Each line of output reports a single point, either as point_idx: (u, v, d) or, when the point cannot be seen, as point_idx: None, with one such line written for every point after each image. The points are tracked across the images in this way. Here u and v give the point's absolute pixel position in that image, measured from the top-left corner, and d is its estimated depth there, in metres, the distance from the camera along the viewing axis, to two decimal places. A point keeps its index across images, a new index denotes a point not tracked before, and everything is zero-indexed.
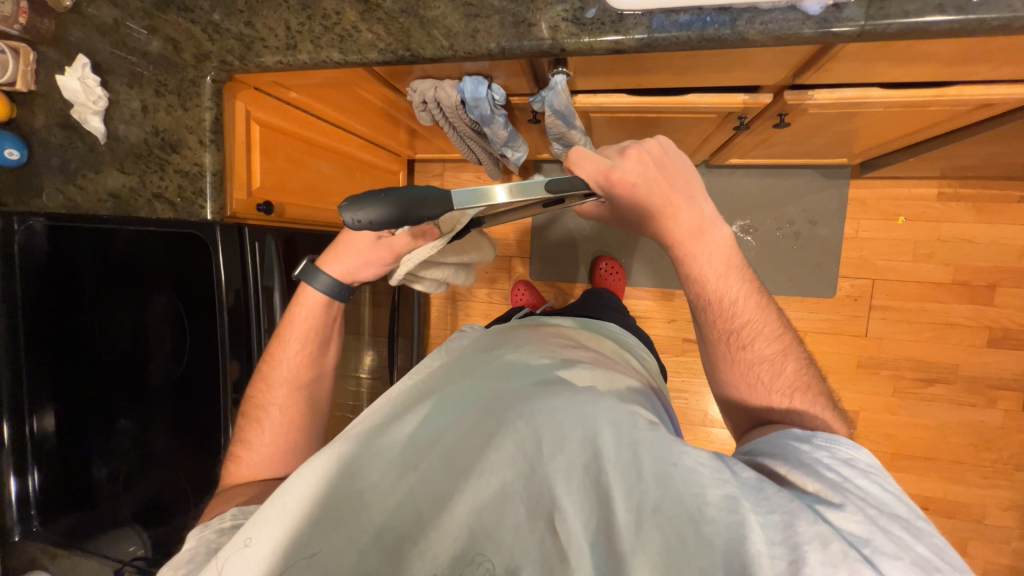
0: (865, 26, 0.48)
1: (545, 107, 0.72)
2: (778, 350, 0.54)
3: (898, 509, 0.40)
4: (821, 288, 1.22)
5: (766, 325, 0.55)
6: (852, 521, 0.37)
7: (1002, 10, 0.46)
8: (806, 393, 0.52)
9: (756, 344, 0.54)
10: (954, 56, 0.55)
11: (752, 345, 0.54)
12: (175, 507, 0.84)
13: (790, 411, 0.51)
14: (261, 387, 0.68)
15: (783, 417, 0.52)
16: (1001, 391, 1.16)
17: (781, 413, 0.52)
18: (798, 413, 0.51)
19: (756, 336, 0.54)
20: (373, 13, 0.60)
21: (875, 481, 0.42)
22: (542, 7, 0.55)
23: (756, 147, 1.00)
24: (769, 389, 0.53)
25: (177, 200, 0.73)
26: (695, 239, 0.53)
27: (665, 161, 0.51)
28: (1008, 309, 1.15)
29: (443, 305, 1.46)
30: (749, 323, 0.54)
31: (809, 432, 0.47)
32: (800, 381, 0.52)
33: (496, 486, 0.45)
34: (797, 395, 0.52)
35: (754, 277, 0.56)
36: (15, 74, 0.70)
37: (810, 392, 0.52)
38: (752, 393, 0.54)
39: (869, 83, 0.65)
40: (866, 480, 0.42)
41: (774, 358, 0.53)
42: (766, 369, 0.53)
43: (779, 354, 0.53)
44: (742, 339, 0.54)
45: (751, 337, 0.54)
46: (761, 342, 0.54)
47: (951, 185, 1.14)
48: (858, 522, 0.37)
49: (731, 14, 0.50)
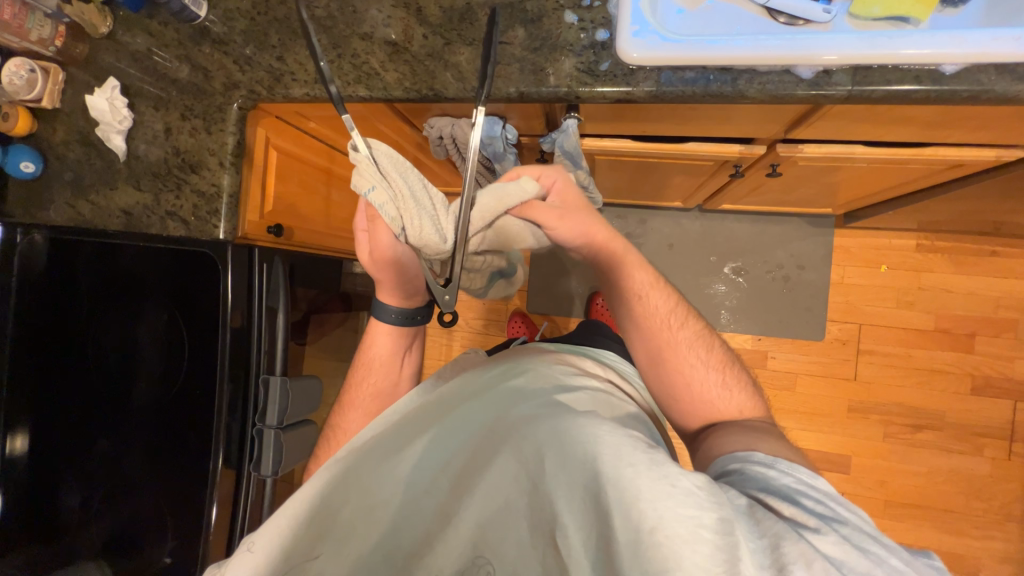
0: (852, 91, 0.54)
1: (555, 149, 0.76)
2: (697, 334, 0.66)
3: (864, 526, 0.42)
4: (810, 330, 1.26)
5: (683, 313, 0.67)
6: (830, 542, 0.39)
7: (972, 84, 0.51)
8: (723, 369, 0.65)
9: (684, 327, 0.66)
10: (928, 121, 0.61)
11: (682, 327, 0.66)
12: (149, 537, 0.77)
13: (723, 382, 0.63)
14: (340, 412, 0.72)
15: (722, 388, 0.63)
16: (987, 439, 1.18)
17: (719, 389, 0.63)
18: (725, 381, 0.64)
19: (679, 324, 0.66)
20: (401, 55, 0.64)
21: (843, 503, 0.44)
22: (558, 59, 0.60)
23: (746, 194, 1.07)
24: (704, 371, 0.64)
25: (191, 219, 0.74)
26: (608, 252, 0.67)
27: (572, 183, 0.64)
28: (988, 357, 1.19)
29: (438, 335, 1.44)
30: (672, 315, 0.66)
31: (770, 457, 0.50)
32: (720, 357, 0.65)
33: (499, 501, 0.48)
34: (719, 370, 0.64)
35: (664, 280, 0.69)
36: (43, 91, 0.73)
37: (727, 365, 0.65)
38: (696, 378, 0.63)
39: (853, 141, 0.71)
40: (832, 502, 0.44)
41: (699, 341, 0.66)
42: (699, 351, 0.65)
43: (699, 334, 0.66)
44: (673, 328, 0.65)
45: (676, 325, 0.65)
46: (683, 328, 0.66)
47: (928, 238, 1.21)
48: (835, 543, 0.39)
49: (732, 74, 0.56)
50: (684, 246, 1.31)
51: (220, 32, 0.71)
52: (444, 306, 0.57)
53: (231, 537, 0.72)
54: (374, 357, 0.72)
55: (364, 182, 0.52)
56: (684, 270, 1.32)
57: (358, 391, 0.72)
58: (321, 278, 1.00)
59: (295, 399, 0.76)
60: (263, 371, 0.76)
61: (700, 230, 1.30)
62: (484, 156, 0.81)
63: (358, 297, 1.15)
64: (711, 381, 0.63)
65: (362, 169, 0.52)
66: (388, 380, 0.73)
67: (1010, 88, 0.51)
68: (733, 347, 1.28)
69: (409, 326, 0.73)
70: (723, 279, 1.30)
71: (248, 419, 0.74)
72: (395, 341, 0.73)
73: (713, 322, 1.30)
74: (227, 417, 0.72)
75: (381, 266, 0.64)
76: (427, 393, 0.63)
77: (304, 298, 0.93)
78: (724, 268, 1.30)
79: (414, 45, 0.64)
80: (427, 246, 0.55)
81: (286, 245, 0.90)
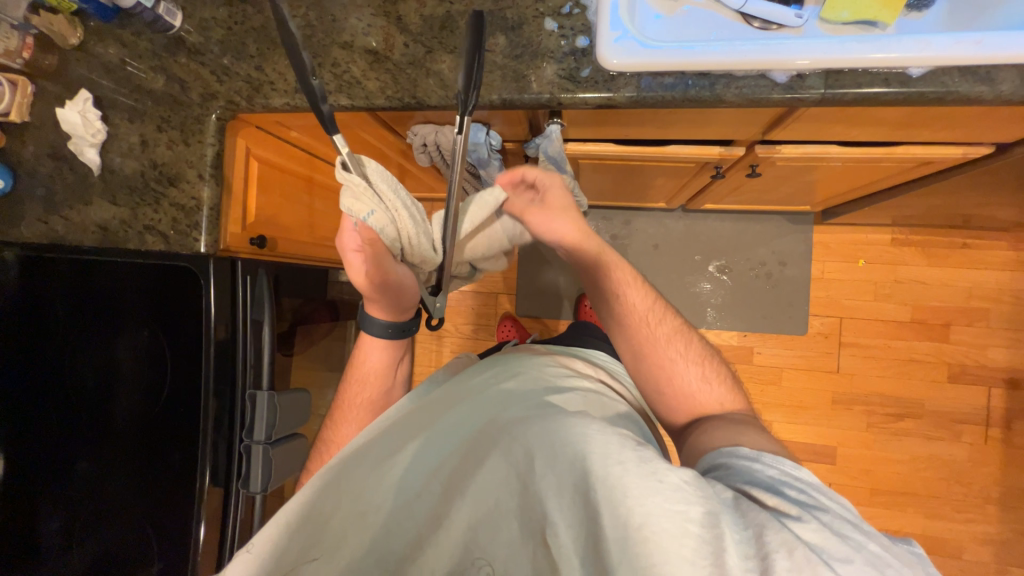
0: (826, 94, 0.55)
1: (539, 153, 0.77)
2: (675, 330, 0.67)
3: (848, 515, 0.43)
4: (794, 325, 1.28)
5: (661, 310, 0.68)
6: (811, 529, 0.40)
7: (937, 86, 0.53)
8: (704, 364, 0.65)
9: (663, 324, 0.67)
10: (897, 122, 0.63)
11: (660, 324, 0.67)
12: (132, 564, 0.74)
13: (703, 376, 0.64)
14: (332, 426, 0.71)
15: (703, 382, 0.64)
16: (965, 425, 1.22)
17: (700, 383, 0.64)
18: (706, 375, 0.64)
19: (657, 320, 0.67)
20: (382, 64, 0.64)
21: (827, 492, 0.45)
22: (540, 66, 0.61)
23: (727, 194, 1.09)
24: (685, 366, 0.64)
25: (169, 232, 0.73)
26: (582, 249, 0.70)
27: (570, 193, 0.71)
28: (963, 345, 1.23)
29: (428, 342, 1.43)
30: (651, 312, 0.67)
31: (755, 451, 0.51)
32: (700, 351, 0.66)
33: (490, 503, 0.47)
34: (700, 365, 0.65)
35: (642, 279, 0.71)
36: (11, 105, 0.70)
37: (707, 359, 0.66)
38: (677, 373, 0.64)
39: (828, 141, 0.73)
40: (815, 491, 0.45)
41: (679, 336, 0.67)
42: (679, 346, 0.66)
43: (678, 330, 0.67)
44: (652, 324, 0.67)
45: (654, 322, 0.67)
46: (662, 324, 0.67)
47: (902, 232, 1.25)
48: (815, 530, 0.40)
49: (710, 79, 0.57)
50: (669, 246, 1.33)
51: (196, 42, 0.70)
52: (437, 313, 0.62)
53: (220, 556, 0.70)
54: (368, 370, 0.72)
55: (365, 207, 0.51)
56: (669, 269, 1.33)
57: (351, 404, 0.71)
58: (307, 288, 0.99)
59: (284, 413, 0.75)
60: (250, 386, 0.74)
61: (684, 230, 1.32)
62: (469, 162, 0.81)
63: (344, 306, 1.13)
64: (692, 375, 0.64)
65: (362, 195, 0.50)
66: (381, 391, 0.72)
67: (973, 90, 0.53)
68: (720, 344, 1.30)
69: (401, 338, 0.72)
70: (708, 278, 1.32)
71: (235, 436, 0.72)
72: (388, 352, 0.72)
73: (699, 321, 1.32)
74: (213, 434, 0.71)
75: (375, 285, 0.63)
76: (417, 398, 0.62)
77: (290, 309, 0.92)
78: (709, 267, 1.32)
79: (396, 53, 0.64)
80: (426, 261, 0.59)
81: (269, 256, 0.89)
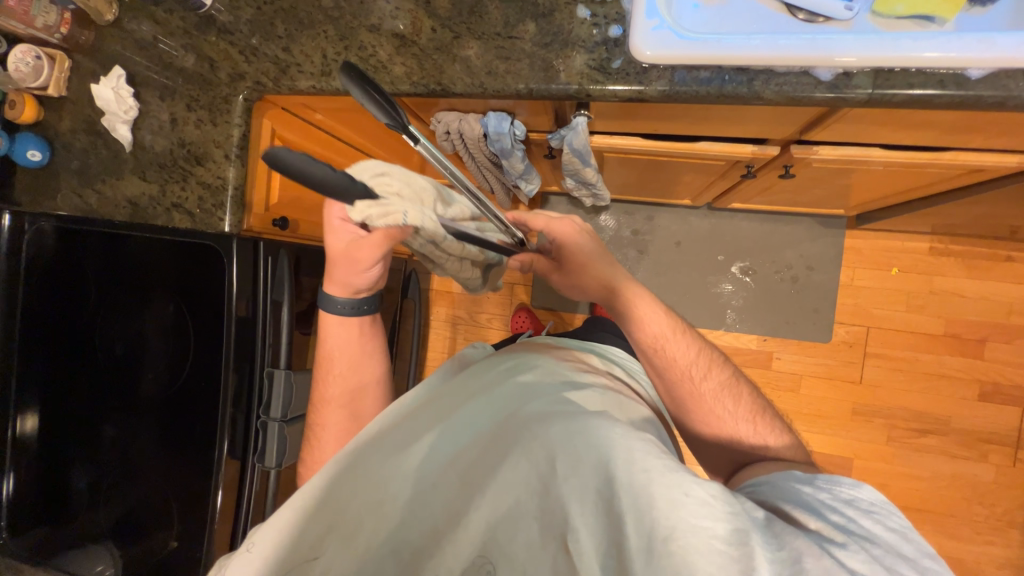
0: (873, 94, 0.52)
1: (564, 146, 0.76)
2: (723, 385, 0.63)
3: (903, 549, 0.41)
4: (818, 332, 1.24)
5: (709, 364, 0.64)
6: (857, 559, 0.38)
7: (998, 88, 0.50)
8: (759, 421, 0.61)
9: (708, 378, 0.63)
10: (948, 126, 0.59)
11: (706, 378, 0.63)
12: (154, 524, 0.76)
13: (756, 435, 0.60)
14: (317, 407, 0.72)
15: (754, 441, 0.60)
16: (991, 446, 1.17)
17: (751, 440, 0.60)
18: (758, 434, 0.60)
19: (703, 374, 0.63)
20: (409, 49, 0.63)
21: (879, 522, 0.42)
22: (569, 56, 0.59)
23: (756, 194, 1.05)
24: (733, 423, 0.61)
25: (196, 211, 0.75)
26: (609, 298, 0.67)
27: (586, 234, 0.69)
28: (997, 363, 1.18)
29: (442, 328, 1.44)
30: (695, 365, 0.64)
31: (809, 474, 0.49)
32: (750, 405, 0.63)
33: (509, 502, 0.46)
34: (753, 423, 0.61)
35: (686, 328, 0.67)
36: (49, 79, 0.72)
37: (760, 414, 0.62)
38: (724, 429, 0.61)
39: (870, 143, 0.69)
40: (869, 520, 0.42)
41: (727, 390, 0.63)
42: (726, 402, 0.62)
43: (725, 383, 0.63)
44: (695, 378, 0.63)
45: (700, 375, 0.63)
46: (708, 379, 0.63)
47: (942, 241, 1.19)
48: (863, 561, 0.38)
49: (748, 74, 0.54)
50: (691, 245, 1.30)
51: (227, 21, 0.71)
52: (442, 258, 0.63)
53: (234, 524, 0.73)
54: (334, 350, 0.72)
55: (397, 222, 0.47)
56: (690, 268, 1.30)
57: (330, 380, 0.72)
58: None
59: (299, 391, 0.77)
60: (268, 364, 0.76)
61: (708, 228, 1.29)
62: (492, 151, 0.79)
63: None
64: (740, 432, 0.61)
65: (390, 212, 0.46)
66: (364, 373, 0.73)
67: None
68: (738, 346, 1.28)
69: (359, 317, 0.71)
70: (731, 279, 1.28)
71: (253, 411, 0.74)
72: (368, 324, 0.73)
73: (719, 322, 1.29)
74: (232, 408, 0.73)
75: (351, 260, 0.61)
76: (437, 387, 0.63)
77: (309, 288, 0.92)
78: (731, 268, 1.28)
79: (423, 37, 0.63)
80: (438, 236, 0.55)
81: (292, 237, 0.92)
